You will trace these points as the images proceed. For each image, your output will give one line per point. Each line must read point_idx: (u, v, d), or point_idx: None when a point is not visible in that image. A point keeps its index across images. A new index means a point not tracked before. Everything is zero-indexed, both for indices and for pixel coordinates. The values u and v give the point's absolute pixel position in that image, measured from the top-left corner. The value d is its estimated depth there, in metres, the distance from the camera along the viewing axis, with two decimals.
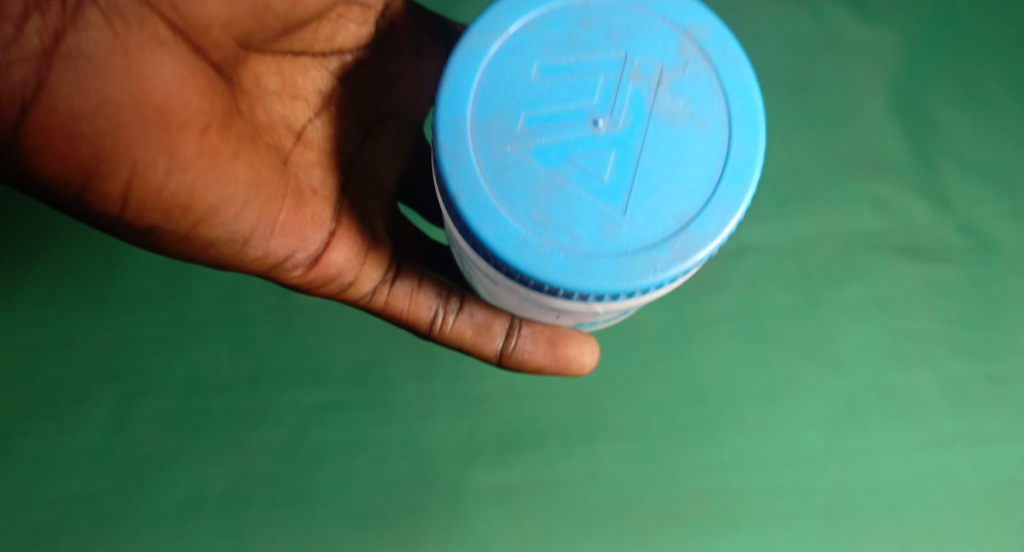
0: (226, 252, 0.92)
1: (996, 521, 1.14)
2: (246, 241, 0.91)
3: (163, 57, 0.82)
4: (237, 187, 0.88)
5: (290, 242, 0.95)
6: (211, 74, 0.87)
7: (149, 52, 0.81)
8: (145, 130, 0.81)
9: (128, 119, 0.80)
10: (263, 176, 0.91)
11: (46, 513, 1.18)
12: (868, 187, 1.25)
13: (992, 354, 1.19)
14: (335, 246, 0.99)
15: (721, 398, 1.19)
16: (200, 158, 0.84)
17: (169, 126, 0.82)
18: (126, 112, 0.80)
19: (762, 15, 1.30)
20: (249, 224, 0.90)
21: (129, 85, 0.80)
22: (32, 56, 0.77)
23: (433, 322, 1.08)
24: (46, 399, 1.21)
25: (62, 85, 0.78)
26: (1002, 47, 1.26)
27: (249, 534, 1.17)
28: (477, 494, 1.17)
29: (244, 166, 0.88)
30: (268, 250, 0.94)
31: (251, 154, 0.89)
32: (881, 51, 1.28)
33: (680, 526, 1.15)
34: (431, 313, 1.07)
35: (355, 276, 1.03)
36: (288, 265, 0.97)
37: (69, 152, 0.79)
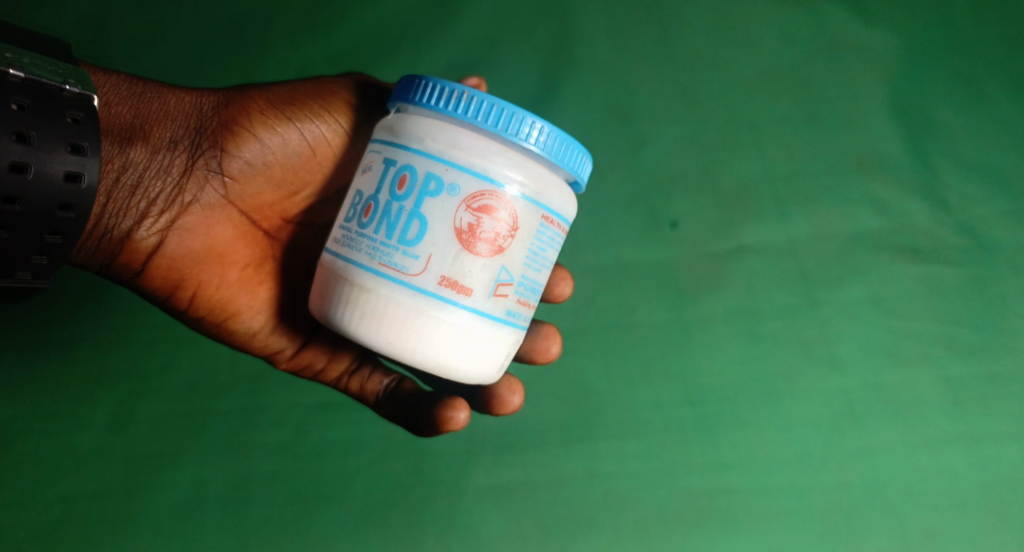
0: (243, 343, 1.06)
1: (995, 521, 1.15)
2: (257, 335, 1.05)
3: (220, 223, 1.02)
4: (261, 304, 1.05)
5: (285, 338, 1.06)
6: (259, 213, 1.05)
7: (213, 221, 1.01)
8: (206, 267, 1.01)
9: (196, 254, 1.00)
10: (280, 297, 1.06)
11: (45, 513, 1.17)
12: (867, 188, 1.25)
13: (990, 353, 1.19)
14: (316, 343, 1.07)
15: (721, 398, 1.19)
16: (239, 284, 1.03)
17: (220, 261, 1.02)
18: (196, 247, 1.00)
19: (762, 15, 1.27)
20: (264, 324, 1.05)
21: (199, 238, 1.00)
22: (139, 216, 0.97)
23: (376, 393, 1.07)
24: (46, 398, 1.19)
25: (160, 238, 0.98)
26: (1001, 45, 1.26)
27: (249, 534, 1.17)
28: (478, 493, 1.17)
29: (268, 290, 1.05)
30: (271, 343, 1.06)
31: (276, 282, 1.06)
32: (881, 51, 1.27)
33: (680, 525, 1.16)
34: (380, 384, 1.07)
35: (327, 364, 1.08)
36: (279, 352, 1.07)
37: (156, 276, 1.00)
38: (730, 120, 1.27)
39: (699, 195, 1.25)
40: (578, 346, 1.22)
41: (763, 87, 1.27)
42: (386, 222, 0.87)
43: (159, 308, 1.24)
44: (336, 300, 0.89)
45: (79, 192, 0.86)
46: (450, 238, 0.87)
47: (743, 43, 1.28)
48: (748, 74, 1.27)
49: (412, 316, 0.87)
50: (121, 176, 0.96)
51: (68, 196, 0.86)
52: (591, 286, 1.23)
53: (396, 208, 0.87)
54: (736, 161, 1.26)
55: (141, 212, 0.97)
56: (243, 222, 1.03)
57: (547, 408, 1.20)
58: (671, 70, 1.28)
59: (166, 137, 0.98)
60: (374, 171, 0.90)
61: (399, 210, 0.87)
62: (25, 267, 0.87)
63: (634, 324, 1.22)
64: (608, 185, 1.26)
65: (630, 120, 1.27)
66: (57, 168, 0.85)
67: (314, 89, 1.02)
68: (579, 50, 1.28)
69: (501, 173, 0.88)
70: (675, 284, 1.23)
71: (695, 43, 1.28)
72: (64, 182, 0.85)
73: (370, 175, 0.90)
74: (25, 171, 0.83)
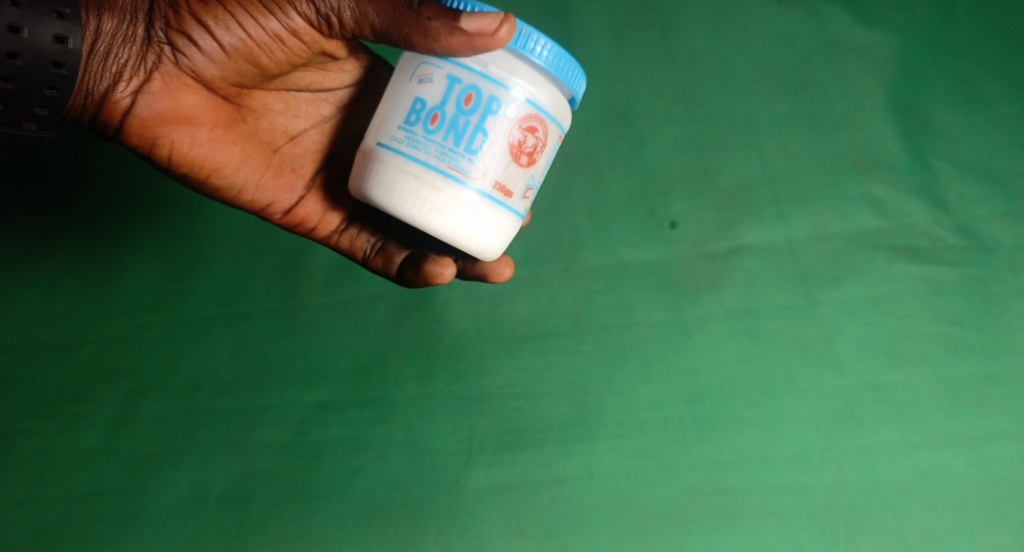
0: (227, 198, 1.08)
1: (997, 521, 1.12)
2: (240, 191, 1.08)
3: (187, 91, 1.01)
4: (235, 162, 1.06)
5: (268, 194, 1.09)
6: (222, 86, 1.02)
7: (177, 90, 1.00)
8: (175, 128, 1.01)
9: (165, 115, 1.00)
10: (254, 157, 1.07)
11: (46, 513, 1.18)
12: (865, 188, 1.26)
13: (991, 354, 1.18)
14: (304, 202, 1.10)
15: (721, 397, 1.19)
16: (208, 143, 1.04)
17: (189, 123, 1.02)
18: (164, 109, 1.00)
19: (759, 17, 1.32)
20: (243, 180, 1.07)
21: (162, 102, 1.00)
22: (105, 77, 0.97)
23: (364, 255, 1.11)
24: (50, 399, 1.23)
25: (123, 99, 0.98)
26: (1000, 47, 1.27)
27: (249, 533, 1.17)
28: (477, 492, 1.17)
29: (241, 150, 1.06)
30: (253, 198, 1.09)
31: (248, 145, 1.07)
32: (878, 53, 1.29)
33: (679, 525, 1.15)
34: (365, 249, 1.11)
35: (316, 223, 1.12)
36: (265, 210, 1.10)
37: (128, 131, 1.01)
38: (728, 122, 1.30)
39: (698, 196, 1.27)
40: (576, 346, 1.22)
41: (760, 88, 1.30)
42: (453, 132, 0.90)
43: (158, 310, 1.27)
44: (404, 193, 0.91)
45: (65, 53, 0.91)
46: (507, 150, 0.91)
47: (740, 45, 1.32)
48: (746, 75, 1.31)
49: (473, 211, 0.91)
50: (97, 43, 0.96)
51: (58, 56, 0.91)
52: (590, 286, 1.25)
53: (462, 121, 0.90)
54: (734, 162, 1.28)
55: (113, 75, 0.97)
56: (208, 91, 1.02)
57: (547, 407, 1.20)
58: (669, 73, 1.32)
59: (127, 8, 0.97)
60: (438, 81, 0.91)
61: (466, 123, 0.90)
62: (25, 120, 0.93)
63: (634, 323, 1.22)
64: (609, 186, 1.29)
65: (629, 121, 1.31)
66: (47, 29, 0.90)
67: None
68: (576, 51, 1.34)
69: (547, 99, 0.93)
70: (674, 284, 1.24)
71: (693, 45, 1.33)
72: (53, 43, 0.91)
73: (433, 85, 0.91)
74: (18, 31, 0.89)
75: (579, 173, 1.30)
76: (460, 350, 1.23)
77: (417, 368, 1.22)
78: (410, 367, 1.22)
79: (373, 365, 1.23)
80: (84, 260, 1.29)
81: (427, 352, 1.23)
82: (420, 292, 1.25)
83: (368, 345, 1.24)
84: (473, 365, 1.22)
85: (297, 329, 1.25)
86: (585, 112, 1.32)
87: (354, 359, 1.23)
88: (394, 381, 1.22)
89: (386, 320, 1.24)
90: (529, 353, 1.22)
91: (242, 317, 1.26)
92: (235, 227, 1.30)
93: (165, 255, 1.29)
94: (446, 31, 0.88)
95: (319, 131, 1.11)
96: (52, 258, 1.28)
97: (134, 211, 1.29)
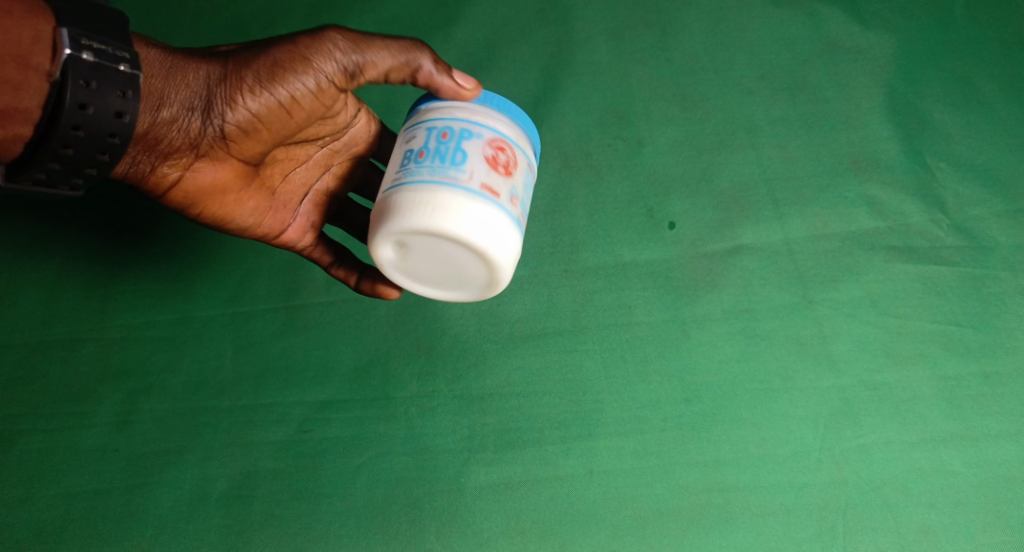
0: (241, 235, 1.17)
1: (995, 520, 1.13)
2: (250, 228, 1.16)
3: (218, 163, 1.08)
4: (250, 214, 1.14)
5: (272, 228, 1.17)
6: (256, 157, 1.09)
7: (209, 161, 1.07)
8: (207, 194, 1.10)
9: (206, 189, 1.09)
10: (267, 204, 1.15)
11: (47, 512, 1.19)
12: (863, 188, 1.27)
13: (989, 353, 1.19)
14: (298, 229, 1.19)
15: (720, 396, 1.19)
16: (230, 200, 1.12)
17: (221, 189, 1.10)
18: (200, 180, 1.08)
19: (760, 19, 1.37)
20: (253, 220, 1.15)
21: (198, 173, 1.08)
22: (151, 156, 1.05)
23: (344, 278, 1.21)
24: (51, 399, 1.24)
25: (165, 170, 1.06)
26: (995, 49, 1.32)
27: (251, 531, 1.17)
28: (478, 490, 1.18)
29: (258, 203, 1.14)
30: (258, 232, 1.17)
31: (265, 197, 1.14)
32: (876, 54, 1.33)
33: (678, 523, 1.15)
34: (344, 271, 1.20)
35: (306, 246, 1.21)
36: (269, 239, 1.18)
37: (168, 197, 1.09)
38: (727, 122, 1.32)
39: (697, 195, 1.28)
40: (576, 345, 1.23)
41: (758, 90, 1.33)
42: (438, 158, 0.95)
43: (159, 310, 1.28)
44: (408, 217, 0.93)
45: (123, 129, 0.98)
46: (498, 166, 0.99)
47: (739, 46, 1.36)
48: (744, 76, 1.34)
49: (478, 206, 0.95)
50: (149, 132, 1.03)
51: (114, 129, 0.97)
52: (590, 285, 1.25)
53: (443, 149, 0.95)
54: (732, 163, 1.30)
55: (158, 156, 1.05)
56: (239, 162, 1.09)
57: (547, 406, 1.20)
58: (668, 74, 1.35)
59: (179, 101, 1.03)
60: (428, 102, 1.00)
61: (447, 149, 0.95)
62: (73, 179, 1.01)
63: (633, 323, 1.23)
64: (608, 186, 1.30)
65: (628, 122, 1.33)
66: (109, 107, 0.96)
67: (286, 61, 1.01)
68: (577, 52, 1.38)
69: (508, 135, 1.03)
70: (674, 284, 1.24)
71: (692, 46, 1.36)
72: (113, 116, 0.97)
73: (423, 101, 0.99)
74: (83, 109, 0.95)
75: (578, 173, 1.31)
76: (460, 349, 1.24)
77: (418, 367, 1.23)
78: (411, 366, 1.23)
79: (373, 364, 1.24)
80: (86, 261, 1.30)
81: (427, 351, 1.24)
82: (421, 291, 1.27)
83: (369, 345, 1.25)
84: (473, 364, 1.23)
85: (298, 328, 1.26)
86: (585, 112, 1.34)
87: (355, 358, 1.24)
88: (394, 380, 1.23)
89: (386, 319, 1.26)
90: (529, 353, 1.23)
91: (243, 317, 1.27)
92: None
93: (167, 254, 1.30)
94: (437, 75, 1.01)
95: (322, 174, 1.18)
96: (55, 261, 1.30)
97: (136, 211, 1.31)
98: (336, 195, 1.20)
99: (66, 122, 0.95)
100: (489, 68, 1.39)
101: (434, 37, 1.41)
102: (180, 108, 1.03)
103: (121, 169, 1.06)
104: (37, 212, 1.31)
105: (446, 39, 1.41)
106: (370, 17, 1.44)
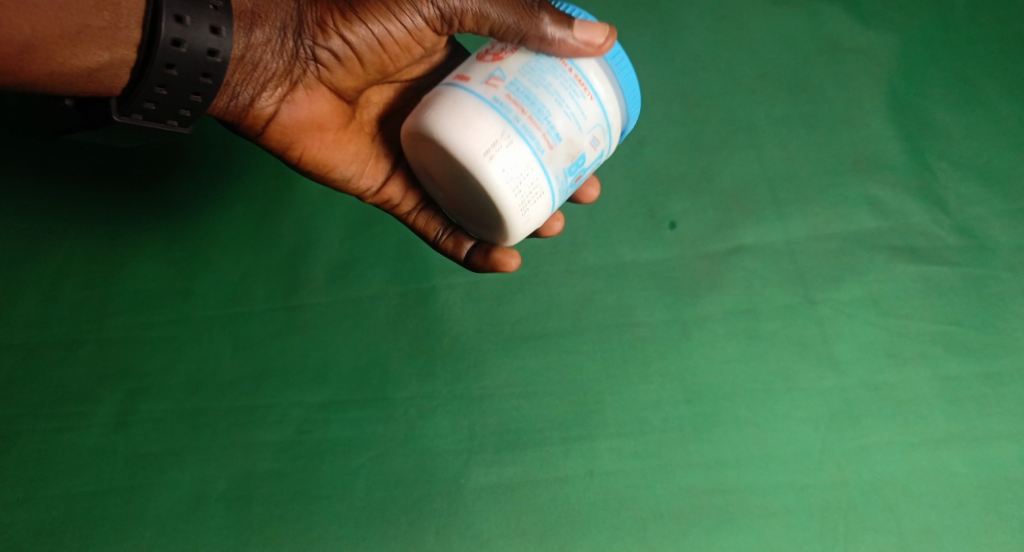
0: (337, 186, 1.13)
1: (996, 521, 1.12)
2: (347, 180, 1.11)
3: (317, 95, 1.05)
4: (349, 160, 1.10)
5: (367, 180, 1.12)
6: (352, 90, 1.07)
7: (308, 95, 1.05)
8: (304, 132, 1.06)
9: (303, 122, 1.06)
10: (363, 150, 1.11)
11: (47, 512, 1.18)
12: (864, 188, 1.27)
13: (990, 354, 1.18)
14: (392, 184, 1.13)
15: (720, 396, 1.19)
16: (329, 146, 1.08)
17: (320, 128, 1.07)
18: (300, 114, 1.05)
19: (760, 17, 1.36)
20: (351, 171, 1.11)
21: (296, 108, 1.05)
22: (253, 86, 1.02)
23: (435, 239, 1.15)
24: (49, 400, 1.23)
25: (263, 104, 1.03)
26: (996, 49, 1.31)
27: (250, 532, 1.17)
28: (477, 491, 1.17)
29: (355, 148, 1.10)
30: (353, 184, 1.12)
31: (362, 141, 1.11)
32: (877, 53, 1.33)
33: (678, 524, 1.14)
34: (437, 233, 1.14)
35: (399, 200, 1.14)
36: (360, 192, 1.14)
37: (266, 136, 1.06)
38: (728, 122, 1.31)
39: (698, 195, 1.28)
40: (576, 345, 1.22)
41: (759, 89, 1.32)
42: None
43: (159, 310, 1.27)
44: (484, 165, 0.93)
45: (216, 65, 0.95)
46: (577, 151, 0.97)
47: (740, 45, 1.35)
48: (746, 76, 1.33)
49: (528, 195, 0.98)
50: (243, 59, 1.00)
51: (207, 68, 0.95)
52: (590, 285, 1.25)
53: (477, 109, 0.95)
54: (734, 163, 1.29)
55: (260, 85, 1.02)
56: (333, 94, 1.06)
57: (547, 407, 1.20)
58: (669, 73, 1.34)
59: (275, 23, 1.01)
60: (517, 57, 0.95)
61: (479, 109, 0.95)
62: (176, 117, 0.99)
63: (633, 323, 1.23)
64: (608, 186, 1.30)
65: None
66: (202, 44, 0.94)
67: None
68: None
69: (606, 98, 0.97)
70: (674, 284, 1.24)
71: (694, 46, 1.36)
72: (206, 46, 0.94)
73: (511, 59, 0.95)
74: (179, 44, 0.93)
75: None
76: (460, 349, 1.23)
77: (417, 368, 1.23)
78: (410, 367, 1.23)
79: (373, 364, 1.23)
80: (86, 260, 1.29)
81: (427, 352, 1.23)
82: (421, 291, 1.26)
83: (368, 345, 1.24)
84: (473, 365, 1.22)
85: (297, 328, 1.25)
86: None
87: (355, 359, 1.24)
88: (394, 380, 1.22)
89: (386, 319, 1.25)
90: (529, 354, 1.22)
91: (243, 317, 1.26)
92: (237, 224, 1.31)
93: (167, 253, 1.30)
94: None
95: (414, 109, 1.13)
96: (54, 259, 1.30)
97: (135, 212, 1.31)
98: None
99: (159, 60, 0.93)
100: None
101: None
102: (282, 29, 1.01)
103: (222, 101, 1.02)
104: (36, 208, 1.30)
105: None
106: None
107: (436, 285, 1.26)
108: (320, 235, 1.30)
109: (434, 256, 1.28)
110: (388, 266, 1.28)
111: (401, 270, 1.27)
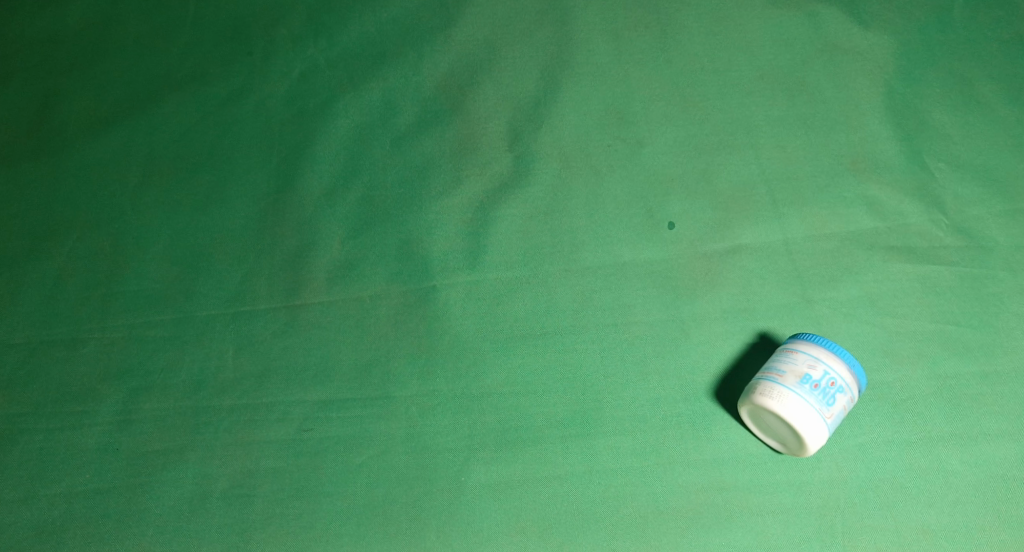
0: (168, 338, 1.27)
1: (994, 520, 1.08)
2: (185, 349, 1.26)
3: (334, 324, 1.26)
4: (180, 344, 1.26)
5: (155, 343, 1.26)
6: (398, 342, 1.24)
7: (347, 314, 1.27)
8: (284, 354, 1.24)
9: (320, 346, 1.25)
10: (183, 344, 1.26)
11: (48, 512, 1.17)
12: (860, 188, 1.30)
13: (989, 354, 1.18)
14: (50, 343, 1.27)
15: (721, 392, 1.18)
16: (213, 349, 1.25)
17: (348, 349, 1.24)
18: (287, 352, 1.25)
19: (756, 19, 1.44)
20: (185, 347, 1.26)
21: (319, 331, 1.26)
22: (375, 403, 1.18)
23: (58, 383, 1.25)
24: (51, 398, 1.24)
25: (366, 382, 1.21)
26: (991, 52, 1.38)
27: (251, 530, 1.14)
28: (478, 487, 1.15)
29: (230, 362, 1.24)
30: (150, 352, 1.26)
31: (196, 354, 1.25)
32: (872, 56, 1.39)
33: (677, 520, 1.11)
34: (43, 378, 1.25)
35: (17, 356, 1.27)
36: (61, 352, 1.27)
37: (270, 347, 1.25)
38: (727, 122, 1.36)
39: (697, 196, 1.31)
40: (575, 344, 1.22)
41: (758, 90, 1.39)
42: None
43: (162, 309, 1.29)
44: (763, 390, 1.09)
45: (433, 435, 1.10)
46: (832, 387, 1.08)
47: (739, 47, 1.42)
48: (746, 78, 1.40)
49: (802, 418, 1.05)
50: (365, 330, 1.25)
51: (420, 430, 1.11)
52: (589, 285, 1.26)
53: None
54: (732, 163, 1.33)
55: (365, 344, 1.24)
56: (397, 350, 1.24)
57: (547, 403, 1.19)
58: (669, 74, 1.41)
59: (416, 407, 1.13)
60: None
61: None
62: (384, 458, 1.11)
63: (633, 322, 1.23)
64: (608, 186, 1.33)
65: (627, 123, 1.38)
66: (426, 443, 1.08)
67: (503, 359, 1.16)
68: (577, 52, 1.44)
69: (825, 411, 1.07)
70: (673, 283, 1.25)
71: (692, 47, 1.43)
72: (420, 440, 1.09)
73: None
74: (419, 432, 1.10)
75: (578, 173, 1.35)
76: (460, 349, 1.23)
77: (417, 367, 1.22)
78: (411, 366, 1.23)
79: (373, 363, 1.23)
80: (88, 259, 1.33)
81: (427, 351, 1.23)
82: (421, 290, 1.27)
83: (369, 345, 1.24)
84: (474, 364, 1.22)
85: (299, 329, 1.26)
86: (586, 112, 1.39)
87: (355, 358, 1.24)
88: (394, 379, 1.22)
89: (386, 318, 1.26)
90: (529, 353, 1.22)
91: (246, 315, 1.28)
92: (144, 296, 1.30)
93: (168, 255, 1.33)
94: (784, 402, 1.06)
95: (138, 277, 1.31)
96: (54, 259, 1.34)
97: (139, 210, 1.37)
98: (54, 316, 1.29)
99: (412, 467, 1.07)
100: (489, 67, 1.44)
101: (434, 38, 1.46)
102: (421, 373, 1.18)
103: (348, 348, 1.24)
104: (34, 244, 1.35)
105: (446, 40, 1.46)
106: (371, 19, 1.48)
107: (436, 285, 1.28)
108: (322, 234, 1.33)
109: (434, 256, 1.30)
110: (389, 266, 1.30)
111: (402, 270, 1.29)
